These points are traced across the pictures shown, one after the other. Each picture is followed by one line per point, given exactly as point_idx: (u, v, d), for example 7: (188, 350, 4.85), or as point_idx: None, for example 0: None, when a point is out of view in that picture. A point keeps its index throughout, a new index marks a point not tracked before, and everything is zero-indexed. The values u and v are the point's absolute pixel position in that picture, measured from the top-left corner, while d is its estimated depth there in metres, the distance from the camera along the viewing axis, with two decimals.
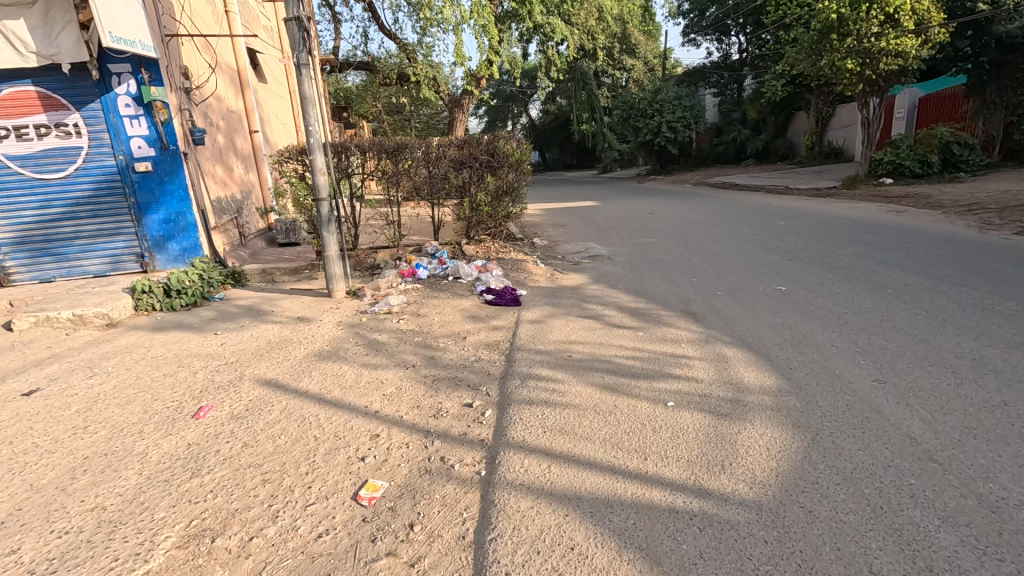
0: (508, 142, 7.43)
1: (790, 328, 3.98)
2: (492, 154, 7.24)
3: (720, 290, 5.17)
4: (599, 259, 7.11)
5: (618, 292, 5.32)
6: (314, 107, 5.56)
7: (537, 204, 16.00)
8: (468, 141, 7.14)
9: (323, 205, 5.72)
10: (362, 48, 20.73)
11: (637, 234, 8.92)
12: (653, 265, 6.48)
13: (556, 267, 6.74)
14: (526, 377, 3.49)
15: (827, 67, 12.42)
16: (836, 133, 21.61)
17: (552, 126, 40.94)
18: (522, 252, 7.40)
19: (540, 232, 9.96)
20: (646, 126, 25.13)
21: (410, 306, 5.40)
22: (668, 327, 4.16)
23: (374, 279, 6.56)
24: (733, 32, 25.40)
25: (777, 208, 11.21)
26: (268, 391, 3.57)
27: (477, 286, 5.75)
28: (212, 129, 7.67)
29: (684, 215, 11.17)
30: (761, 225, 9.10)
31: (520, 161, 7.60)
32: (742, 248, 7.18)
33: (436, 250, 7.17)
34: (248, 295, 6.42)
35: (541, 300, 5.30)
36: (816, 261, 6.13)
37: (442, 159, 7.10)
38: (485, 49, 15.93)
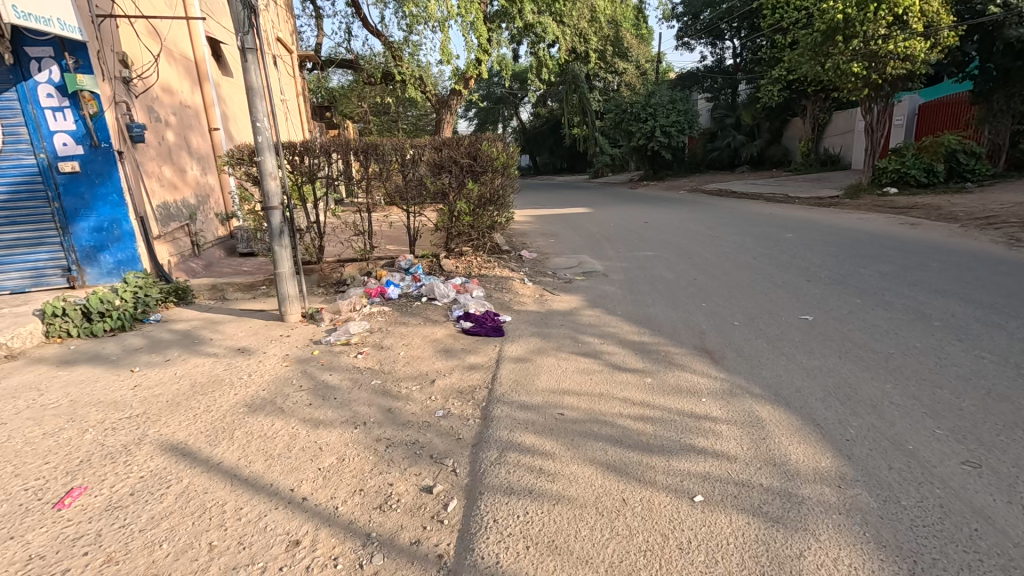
0: (492, 144, 6.64)
1: (831, 376, 3.25)
2: (474, 157, 6.44)
3: (735, 320, 4.43)
4: (594, 276, 6.35)
5: (617, 321, 4.55)
6: (263, 99, 4.71)
7: (528, 211, 15.27)
8: (446, 142, 6.34)
9: (274, 214, 4.89)
10: (345, 46, 19.90)
11: (635, 246, 8.17)
12: (654, 286, 5.73)
13: (545, 285, 5.96)
14: (504, 446, 2.70)
15: (832, 70, 11.84)
16: (832, 140, 21.07)
17: (543, 129, 40.28)
18: (508, 267, 6.61)
19: (530, 243, 9.17)
20: (640, 130, 24.56)
21: (373, 334, 4.58)
22: (680, 373, 3.41)
23: (337, 298, 5.74)
24: (727, 36, 24.95)
25: (781, 218, 10.53)
26: (170, 462, 2.75)
27: (453, 311, 4.94)
28: (160, 124, 6.81)
29: (683, 224, 10.48)
30: (768, 237, 8.40)
31: (507, 165, 6.81)
32: (752, 265, 6.46)
33: (410, 264, 6.34)
34: (190, 316, 5.56)
35: (527, 330, 4.50)
36: (839, 283, 5.41)
37: (417, 162, 6.30)
38: (474, 47, 15.17)
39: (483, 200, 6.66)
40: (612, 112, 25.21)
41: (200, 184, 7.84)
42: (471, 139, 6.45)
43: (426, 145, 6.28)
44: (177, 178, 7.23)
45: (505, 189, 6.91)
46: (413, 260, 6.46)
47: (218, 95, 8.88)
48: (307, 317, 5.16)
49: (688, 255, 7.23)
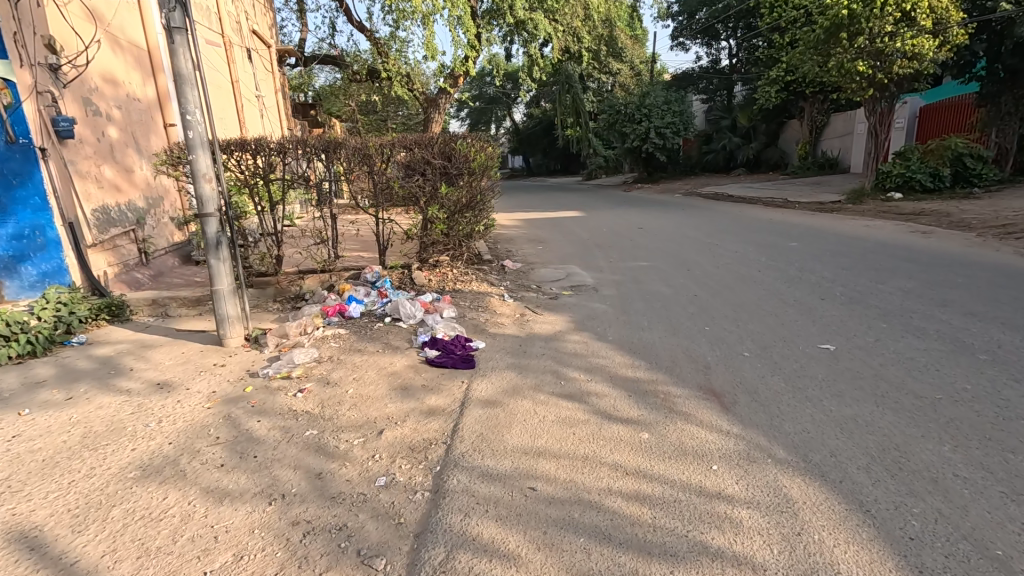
0: (469, 143, 5.97)
1: (871, 432, 2.62)
2: (448, 158, 5.79)
3: (745, 350, 3.80)
4: (583, 291, 5.70)
5: (608, 350, 3.91)
6: (194, 88, 4.02)
7: (517, 214, 14.63)
8: (416, 140, 5.68)
9: (209, 222, 4.20)
10: (329, 41, 19.15)
11: (628, 256, 7.54)
12: (650, 304, 5.09)
13: (527, 301, 5.32)
14: (454, 542, 2.04)
15: (835, 70, 11.30)
16: (830, 142, 20.60)
17: (536, 129, 39.64)
18: (487, 279, 5.95)
19: (516, 251, 8.50)
20: (634, 131, 23.99)
21: (321, 366, 3.89)
22: (683, 427, 2.76)
23: (291, 317, 5.06)
24: (723, 36, 24.47)
25: (783, 225, 9.93)
26: (9, 563, 2.06)
27: (418, 335, 4.28)
28: (98, 118, 6.09)
29: (679, 230, 9.87)
30: (772, 246, 7.78)
31: (486, 166, 6.15)
32: (757, 279, 5.85)
33: (377, 277, 5.68)
34: (119, 338, 4.84)
35: (502, 360, 3.84)
36: (858, 302, 4.79)
37: (384, 163, 5.62)
38: (461, 42, 14.51)
39: (459, 205, 5.98)
40: (605, 113, 24.63)
41: (151, 186, 7.11)
42: (444, 137, 5.80)
43: (393, 144, 5.60)
44: (122, 178, 6.51)
45: (484, 193, 6.25)
46: (381, 272, 5.79)
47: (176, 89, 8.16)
48: (250, 342, 4.46)
49: (686, 267, 6.62)
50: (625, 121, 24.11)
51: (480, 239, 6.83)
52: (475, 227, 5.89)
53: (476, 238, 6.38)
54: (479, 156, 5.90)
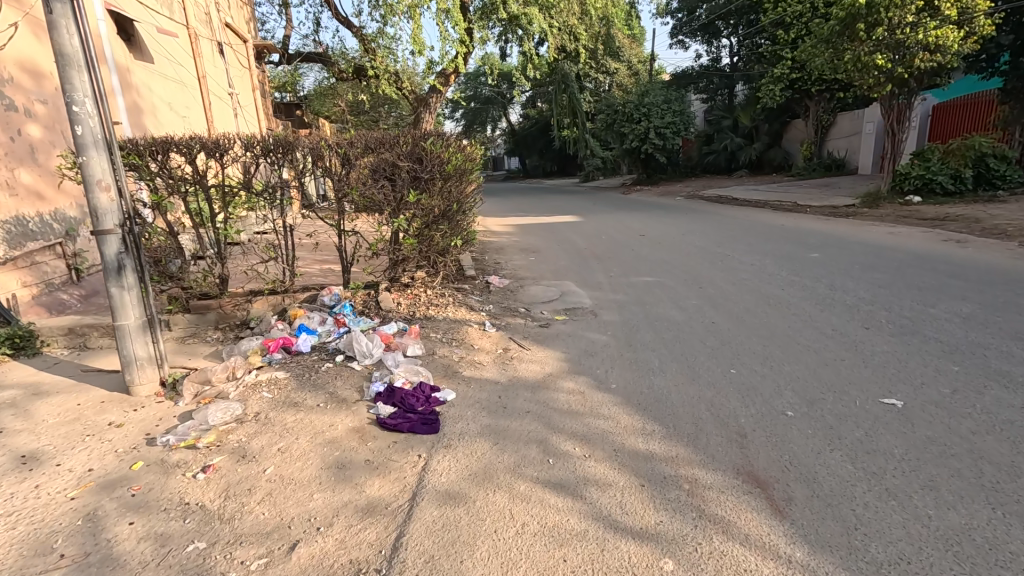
0: (443, 141, 5.12)
1: (1002, 565, 1.80)
2: (418, 160, 4.94)
3: (787, 407, 2.95)
4: (579, 316, 4.85)
5: (610, 406, 3.06)
6: (82, 71, 3.15)
7: (510, 219, 13.78)
8: (378, 138, 4.81)
9: (109, 241, 3.33)
10: (313, 37, 18.27)
11: (629, 269, 6.72)
12: (660, 334, 4.25)
13: (512, 330, 4.47)
14: None
15: (851, 64, 10.49)
16: (836, 142, 19.81)
17: (532, 130, 38.73)
18: (466, 300, 5.10)
19: (505, 263, 7.64)
20: (632, 131, 23.17)
21: (241, 427, 3.02)
22: (724, 550, 1.93)
23: (227, 352, 4.19)
24: (724, 33, 23.72)
25: (797, 232, 9.12)
26: None
27: (373, 382, 3.44)
28: (10, 113, 5.21)
29: (685, 238, 9.04)
30: (791, 258, 6.94)
31: (463, 169, 5.29)
32: (781, 301, 5.01)
33: (336, 301, 4.83)
34: (14, 380, 3.96)
35: (474, 420, 2.99)
36: (912, 334, 3.96)
37: (339, 164, 4.75)
38: (450, 37, 13.67)
39: (431, 215, 5.09)
40: (603, 113, 23.84)
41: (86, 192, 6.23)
42: (412, 133, 4.93)
43: (351, 143, 4.74)
44: (47, 184, 5.65)
45: (461, 200, 5.39)
46: (341, 295, 4.94)
47: (123, 83, 7.34)
48: (165, 389, 3.58)
49: (697, 284, 5.78)
50: (624, 121, 23.30)
51: (462, 252, 5.98)
52: (452, 240, 5.02)
53: (454, 251, 5.53)
54: (453, 157, 5.04)
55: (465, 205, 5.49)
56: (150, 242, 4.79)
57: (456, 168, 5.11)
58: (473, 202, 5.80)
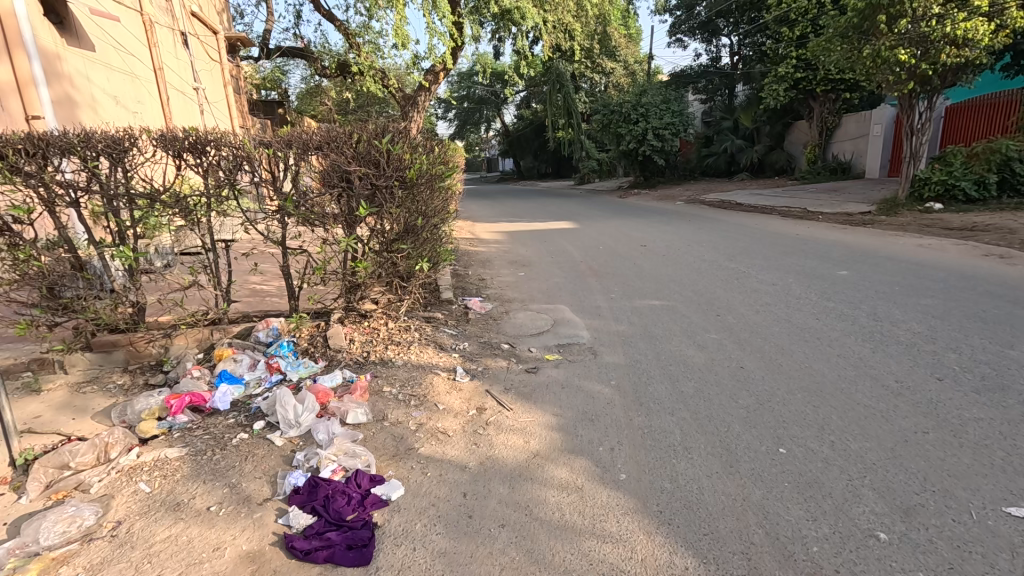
0: (406, 138, 4.05)
1: None
2: (376, 163, 3.92)
3: (876, 523, 2.06)
4: (575, 357, 3.94)
5: (620, 518, 2.17)
6: None
7: (501, 226, 12.87)
8: (321, 131, 3.83)
9: None
10: (293, 31, 17.31)
11: (632, 290, 5.84)
12: (678, 386, 3.36)
13: (490, 378, 3.53)
14: None
15: (869, 59, 9.69)
16: (842, 145, 19.05)
17: (526, 131, 37.77)
18: (436, 333, 4.16)
19: (490, 280, 6.75)
20: (630, 133, 21.92)
21: (84, 551, 2.08)
22: None
23: (118, 409, 3.23)
24: (724, 32, 23.04)
25: (814, 243, 8.27)
26: None
27: (292, 470, 2.50)
28: None
29: (692, 250, 8.16)
30: (815, 276, 6.07)
31: (432, 173, 4.26)
32: (820, 337, 4.13)
33: (274, 339, 3.91)
34: None
35: (424, 544, 2.06)
36: (1006, 392, 3.07)
37: (271, 166, 3.83)
38: (437, 31, 12.78)
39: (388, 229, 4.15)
40: (598, 113, 22.89)
41: None
42: (365, 125, 3.93)
43: (285, 140, 3.78)
44: None
45: (430, 211, 4.40)
46: (281, 330, 4.00)
47: (48, 72, 6.42)
48: (13, 474, 2.63)
49: (714, 313, 4.89)
50: (620, 122, 22.27)
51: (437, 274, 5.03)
52: (417, 264, 4.06)
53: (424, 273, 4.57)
54: (418, 158, 3.99)
55: (435, 216, 4.51)
56: (29, 266, 3.75)
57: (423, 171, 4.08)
58: (447, 212, 4.85)
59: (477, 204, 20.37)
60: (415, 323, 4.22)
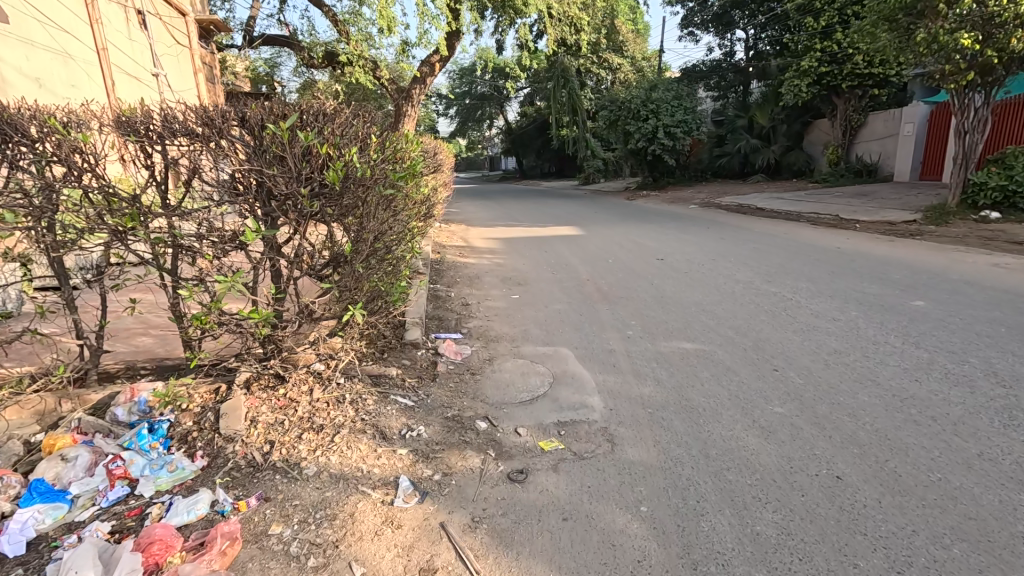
0: (335, 124, 2.73)
1: None
2: (280, 159, 2.58)
3: None
4: (584, 450, 2.66)
5: None
6: None
7: (498, 232, 11.63)
8: (202, 107, 2.59)
9: None
10: (277, 17, 16.03)
11: (654, 325, 4.57)
12: (754, 523, 2.09)
13: (453, 497, 2.26)
14: None
15: (923, 45, 8.41)
16: (868, 146, 17.75)
17: (528, 128, 36.41)
18: (384, 406, 2.88)
19: (476, 305, 5.51)
20: (638, 130, 20.46)
21: None
22: None
23: None
24: (739, 25, 21.80)
25: (864, 259, 7.00)
26: None
27: None
28: None
29: (718, 267, 6.91)
30: (886, 308, 4.80)
31: (379, 178, 2.93)
32: (936, 417, 2.87)
33: (145, 418, 2.69)
34: None
35: None
36: None
37: (131, 159, 2.64)
38: (430, 15, 11.57)
39: (312, 252, 2.91)
40: (607, 109, 21.51)
41: None
42: (269, 104, 2.65)
43: (150, 118, 2.56)
44: None
45: (378, 232, 3.09)
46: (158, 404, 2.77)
47: None
48: None
49: (769, 367, 3.62)
50: (629, 118, 20.69)
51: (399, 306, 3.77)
52: (351, 313, 2.76)
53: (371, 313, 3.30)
54: (350, 157, 2.66)
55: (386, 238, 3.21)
56: None
57: (362, 176, 2.74)
58: (406, 229, 3.56)
59: (475, 205, 19.08)
60: (353, 394, 2.91)
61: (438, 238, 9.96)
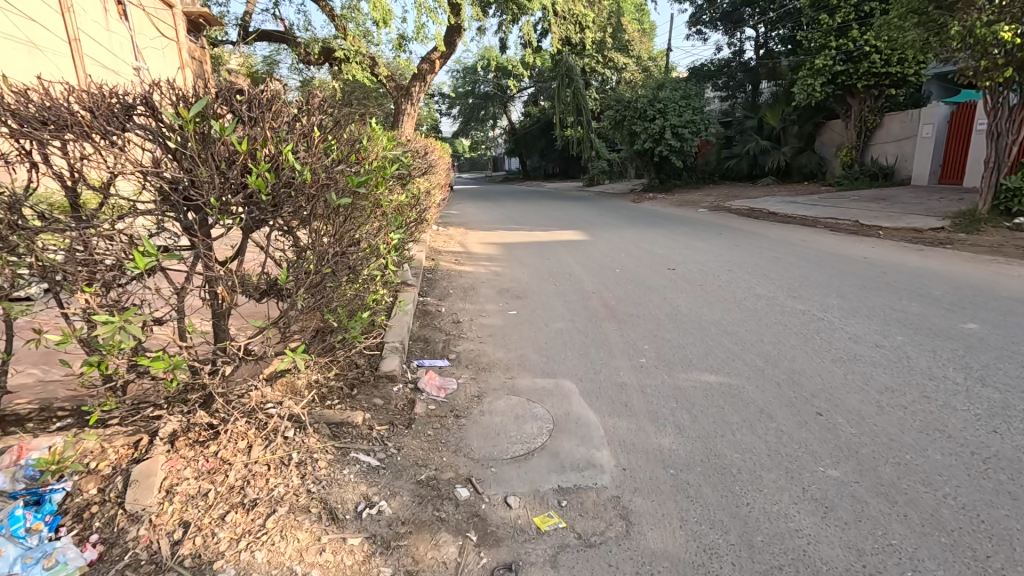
0: (270, 116, 2.20)
1: None
2: (190, 161, 2.00)
3: None
4: (592, 533, 2.08)
5: None
6: None
7: (498, 236, 11.03)
8: (98, 92, 2.04)
9: None
10: (272, 11, 15.48)
11: (672, 351, 3.99)
12: None
13: None
14: None
15: (955, 40, 7.81)
16: (883, 148, 17.12)
17: (531, 128, 35.76)
18: (338, 468, 2.30)
19: (468, 322, 4.93)
20: (645, 130, 19.81)
21: None
22: None
23: None
24: (749, 23, 21.21)
25: (895, 271, 6.40)
26: None
27: None
28: None
29: (736, 279, 6.31)
30: (934, 332, 4.20)
31: (331, 183, 2.35)
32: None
33: (39, 483, 2.12)
34: None
35: None
36: None
37: (9, 157, 2.07)
38: (428, 8, 11.02)
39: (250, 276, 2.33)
40: (612, 108, 20.93)
41: None
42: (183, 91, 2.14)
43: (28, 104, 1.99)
44: None
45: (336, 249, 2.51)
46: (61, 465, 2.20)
47: None
48: None
49: (811, 410, 3.03)
50: (635, 118, 20.09)
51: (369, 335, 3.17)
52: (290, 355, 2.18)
53: (323, 346, 2.69)
54: (286, 156, 2.10)
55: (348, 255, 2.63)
56: None
57: (304, 180, 2.18)
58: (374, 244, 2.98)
59: (476, 207, 18.48)
60: (301, 455, 2.33)
61: (434, 244, 9.37)
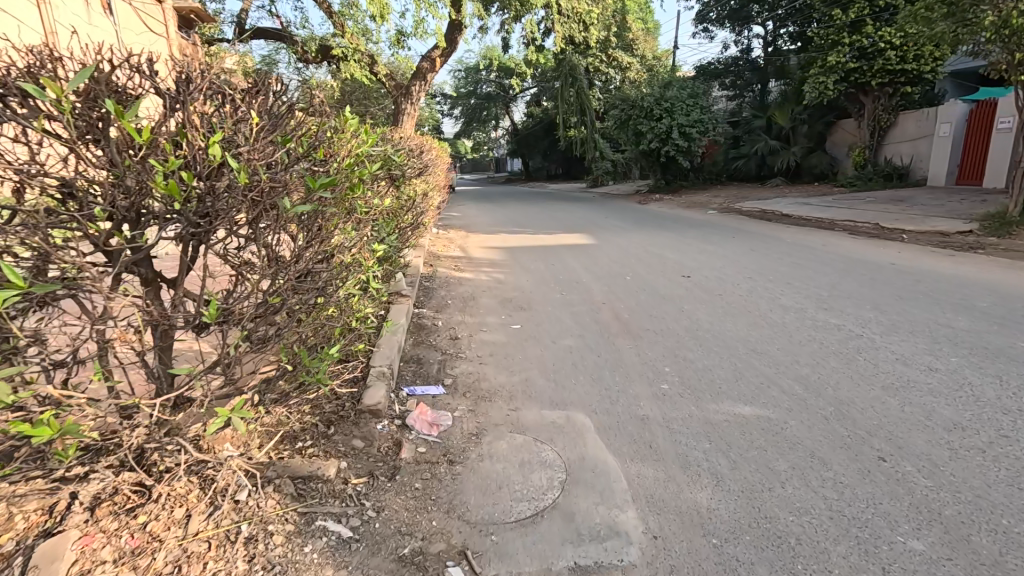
0: (197, 99, 1.83)
1: None
2: (86, 146, 1.63)
3: None
4: None
5: None
6: None
7: (500, 240, 10.56)
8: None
9: None
10: (268, 7, 15.04)
11: (699, 375, 3.52)
12: None
13: None
14: None
15: (987, 31, 7.35)
16: (897, 147, 16.61)
17: (534, 129, 35.27)
18: (301, 547, 1.85)
19: (467, 338, 4.46)
20: (651, 130, 19.31)
21: None
22: None
23: None
24: (756, 20, 20.76)
25: (930, 279, 5.92)
26: None
27: None
28: None
29: (758, 287, 5.83)
30: (993, 353, 3.73)
31: (280, 187, 1.95)
32: None
33: None
34: None
35: None
36: None
37: None
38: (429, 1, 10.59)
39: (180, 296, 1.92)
40: (618, 107, 20.44)
41: None
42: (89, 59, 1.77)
43: None
44: None
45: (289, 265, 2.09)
46: None
47: None
48: None
49: (873, 454, 2.57)
50: (641, 117, 19.58)
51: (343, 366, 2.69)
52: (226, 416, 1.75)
53: (282, 392, 2.28)
54: (211, 151, 1.70)
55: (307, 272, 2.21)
56: None
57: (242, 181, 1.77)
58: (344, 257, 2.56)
59: (478, 208, 18.00)
60: (254, 531, 1.88)
61: (433, 248, 8.90)
